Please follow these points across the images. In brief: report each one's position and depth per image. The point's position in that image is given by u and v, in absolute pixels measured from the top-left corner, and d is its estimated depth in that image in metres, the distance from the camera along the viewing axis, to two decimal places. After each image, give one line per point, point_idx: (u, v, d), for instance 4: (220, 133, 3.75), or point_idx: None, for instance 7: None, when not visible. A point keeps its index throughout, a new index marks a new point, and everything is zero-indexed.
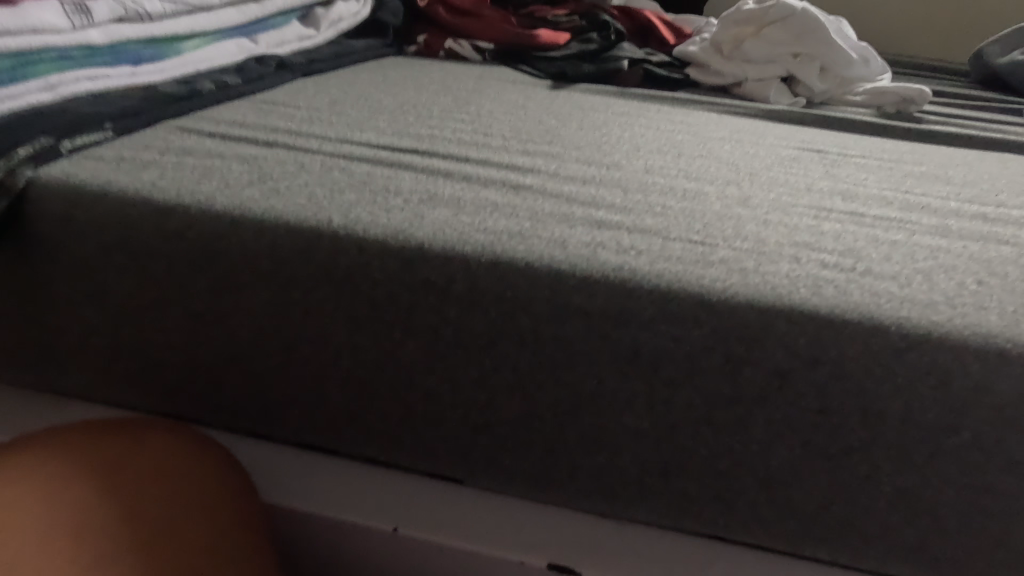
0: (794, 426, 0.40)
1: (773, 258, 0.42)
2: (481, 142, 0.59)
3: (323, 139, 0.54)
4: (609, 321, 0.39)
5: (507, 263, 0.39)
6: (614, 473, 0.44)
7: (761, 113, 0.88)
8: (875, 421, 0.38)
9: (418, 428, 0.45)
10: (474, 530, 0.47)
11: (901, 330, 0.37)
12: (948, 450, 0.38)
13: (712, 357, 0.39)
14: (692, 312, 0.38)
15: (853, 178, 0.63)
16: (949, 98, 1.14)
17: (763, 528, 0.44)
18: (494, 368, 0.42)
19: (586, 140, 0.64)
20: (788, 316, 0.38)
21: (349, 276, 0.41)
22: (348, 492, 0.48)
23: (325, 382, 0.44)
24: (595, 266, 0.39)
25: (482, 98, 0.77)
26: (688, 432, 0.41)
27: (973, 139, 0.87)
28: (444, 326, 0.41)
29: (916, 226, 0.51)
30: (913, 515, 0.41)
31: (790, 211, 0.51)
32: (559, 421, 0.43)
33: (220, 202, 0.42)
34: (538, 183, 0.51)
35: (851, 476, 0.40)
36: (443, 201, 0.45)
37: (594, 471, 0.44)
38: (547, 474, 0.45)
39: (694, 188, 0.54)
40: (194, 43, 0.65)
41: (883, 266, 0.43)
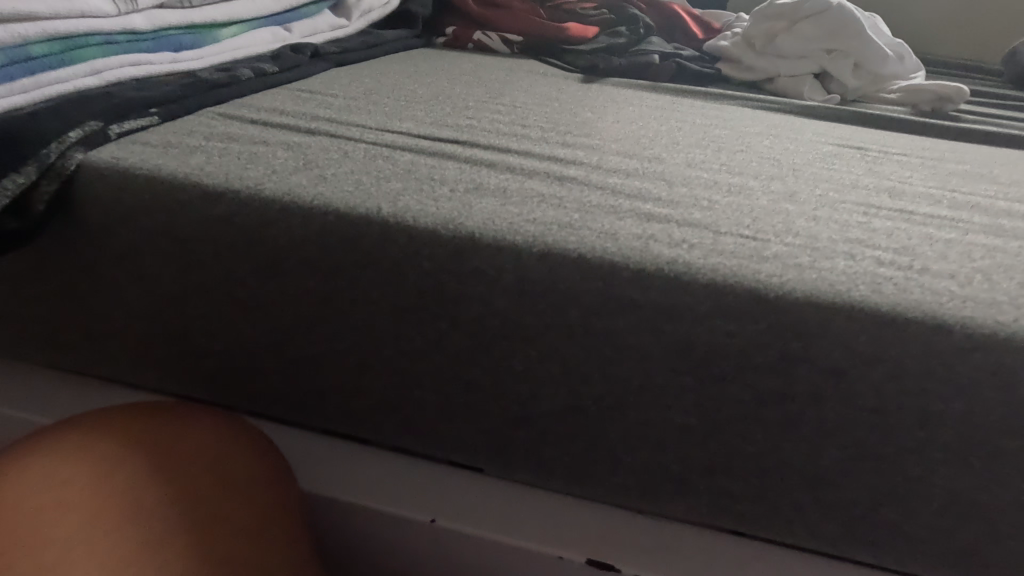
0: (848, 425, 0.39)
1: (827, 254, 0.41)
2: (520, 133, 0.59)
3: (363, 127, 0.54)
4: (662, 315, 0.38)
5: (558, 254, 0.39)
6: (658, 470, 0.43)
7: (796, 109, 0.86)
8: (933, 423, 0.38)
9: (462, 419, 0.44)
10: (513, 524, 0.47)
11: (965, 330, 0.36)
12: (1009, 454, 0.37)
13: (767, 353, 0.38)
14: (749, 306, 0.37)
15: (897, 175, 0.61)
16: (985, 97, 1.11)
17: (809, 529, 0.43)
18: (541, 361, 0.41)
19: (624, 133, 0.64)
20: (848, 313, 0.37)
21: (397, 265, 0.40)
22: (387, 483, 0.48)
23: (369, 371, 0.44)
24: (648, 258, 0.39)
25: (515, 90, 0.76)
26: (737, 430, 0.41)
27: (1014, 139, 0.85)
28: (492, 317, 0.40)
29: (968, 225, 0.50)
30: (968, 520, 0.40)
31: (838, 208, 0.50)
32: (604, 415, 0.42)
33: (267, 188, 0.42)
34: (582, 175, 0.50)
35: (905, 479, 0.40)
36: (489, 190, 0.45)
37: (636, 466, 0.44)
38: (589, 468, 0.45)
39: (738, 182, 0.53)
40: (230, 31, 0.65)
41: (940, 264, 0.42)
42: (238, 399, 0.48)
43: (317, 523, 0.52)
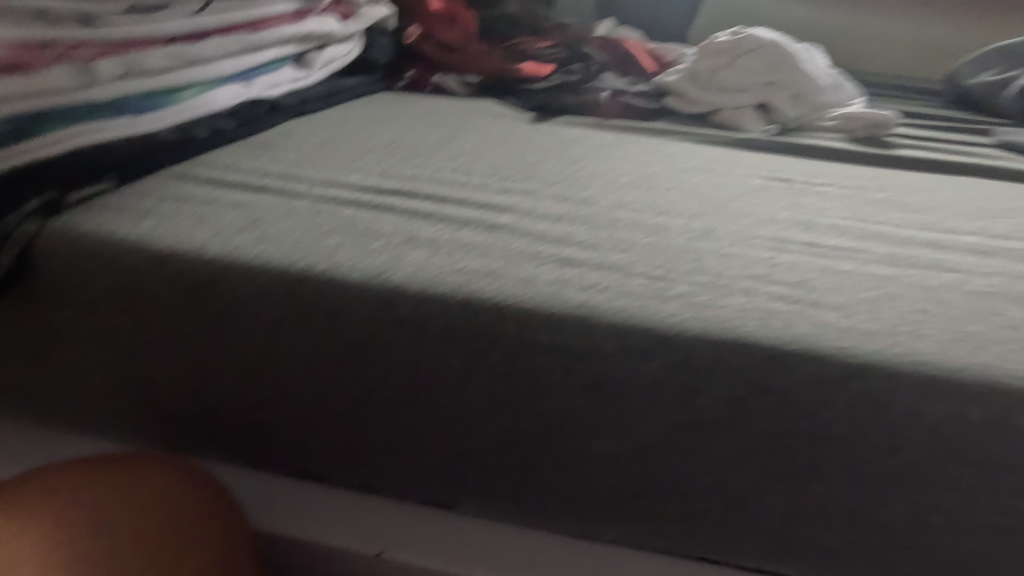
0: (750, 448, 0.43)
1: (728, 292, 0.45)
2: (462, 181, 0.63)
3: (311, 182, 0.58)
4: (574, 353, 0.42)
5: (478, 302, 0.43)
6: (591, 497, 0.46)
7: (734, 142, 0.92)
8: (823, 444, 0.41)
9: (402, 454, 0.47)
10: (462, 557, 0.49)
11: (839, 360, 0.40)
12: (891, 469, 0.41)
13: (669, 386, 0.42)
14: (649, 345, 0.41)
15: (815, 207, 0.66)
16: (917, 122, 1.18)
17: (733, 545, 0.46)
18: (471, 399, 0.45)
19: (562, 175, 0.68)
20: (736, 348, 0.41)
21: (333, 315, 0.44)
22: (338, 518, 0.51)
23: (314, 413, 0.47)
24: (559, 303, 0.43)
25: (465, 134, 0.80)
26: (654, 457, 0.44)
27: (937, 163, 0.91)
28: (423, 361, 0.44)
29: (868, 256, 0.54)
30: (866, 531, 0.43)
31: (749, 244, 0.54)
32: (533, 447, 0.45)
33: (212, 248, 0.46)
34: (512, 222, 0.54)
35: (806, 495, 0.43)
36: (422, 242, 0.48)
37: (571, 494, 0.47)
38: (529, 497, 0.47)
39: (661, 222, 0.57)
40: (192, 91, 0.69)
41: (832, 296, 0.46)
42: (193, 443, 0.51)
43: (276, 560, 0.54)
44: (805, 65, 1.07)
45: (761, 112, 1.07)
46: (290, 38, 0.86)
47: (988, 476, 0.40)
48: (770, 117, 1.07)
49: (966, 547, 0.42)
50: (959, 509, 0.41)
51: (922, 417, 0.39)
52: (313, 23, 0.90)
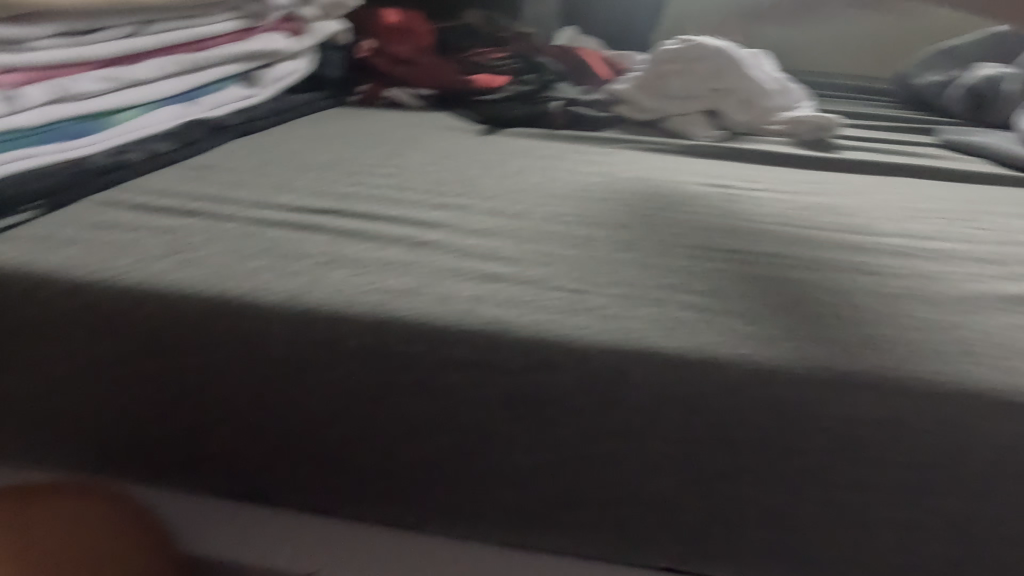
0: (665, 454, 0.44)
1: (642, 302, 0.47)
2: (398, 197, 0.63)
3: (242, 205, 0.58)
4: (486, 367, 0.43)
5: (392, 321, 0.44)
6: (521, 507, 0.47)
7: (680, 148, 0.93)
8: (731, 447, 0.43)
9: (331, 473, 0.48)
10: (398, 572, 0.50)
11: (739, 365, 0.42)
12: (797, 470, 0.43)
13: (580, 396, 0.43)
14: (558, 358, 0.43)
15: (747, 212, 0.67)
16: (863, 125, 1.22)
17: (662, 550, 0.47)
18: (392, 417, 0.46)
19: (501, 188, 0.68)
20: (642, 357, 0.42)
21: (251, 337, 0.45)
22: (273, 540, 0.51)
23: (240, 435, 0.47)
24: (472, 320, 0.44)
25: (411, 148, 0.81)
26: (576, 466, 0.45)
27: (877, 163, 0.93)
28: (342, 381, 0.45)
29: (790, 261, 0.56)
30: (783, 531, 0.44)
31: (673, 252, 0.56)
32: (458, 461, 0.46)
33: (131, 276, 0.47)
34: (441, 237, 0.55)
35: (723, 498, 0.44)
36: (345, 261, 0.49)
37: (501, 505, 0.47)
38: (461, 510, 0.48)
39: (590, 234, 0.58)
40: (129, 113, 0.70)
41: (746, 303, 0.48)
42: (125, 469, 0.51)
43: None
44: (752, 69, 1.09)
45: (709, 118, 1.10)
46: (235, 57, 0.85)
47: (889, 473, 0.42)
48: (719, 122, 1.09)
49: (877, 542, 0.44)
50: (866, 506, 0.43)
51: (819, 417, 0.41)
52: (260, 41, 0.89)
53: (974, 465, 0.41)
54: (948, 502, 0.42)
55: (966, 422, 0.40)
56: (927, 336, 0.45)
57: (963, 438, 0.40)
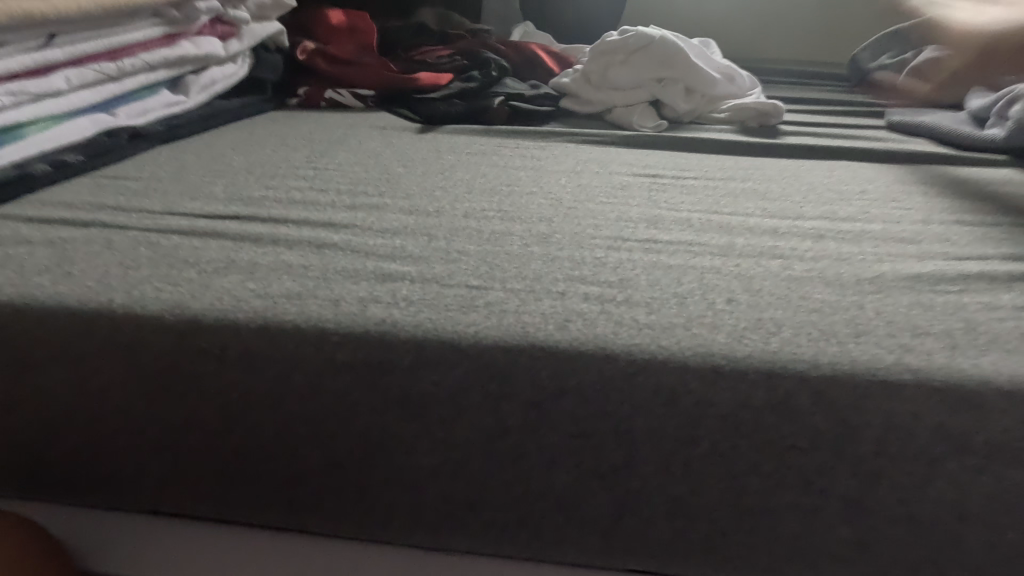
0: (564, 450, 0.43)
1: (539, 296, 0.46)
2: (311, 200, 0.62)
3: (144, 213, 0.57)
4: (373, 370, 0.42)
5: (277, 326, 0.43)
6: (426, 510, 0.46)
7: (619, 139, 0.92)
8: (628, 440, 0.42)
9: (232, 484, 0.47)
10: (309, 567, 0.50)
11: (630, 356, 0.41)
12: (697, 459, 0.42)
13: (471, 394, 0.42)
14: (446, 355, 0.41)
15: (672, 202, 0.67)
16: (811, 110, 1.22)
17: (573, 547, 0.46)
18: (285, 424, 0.44)
19: (421, 186, 0.67)
20: (531, 353, 0.41)
21: (133, 349, 0.44)
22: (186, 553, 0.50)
23: (136, 449, 0.46)
24: (360, 322, 0.43)
25: (339, 149, 0.80)
26: (476, 466, 0.44)
27: (816, 148, 0.93)
28: (229, 390, 0.44)
29: (703, 248, 0.55)
30: (689, 521, 0.44)
31: (585, 244, 0.55)
32: (358, 466, 0.45)
33: (9, 292, 0.45)
34: (346, 239, 0.53)
35: (628, 491, 0.43)
36: (238, 268, 0.48)
37: (407, 508, 0.46)
38: (368, 516, 0.47)
39: (503, 229, 0.57)
40: (40, 125, 0.68)
41: (646, 292, 0.47)
42: (29, 486, 0.50)
43: None
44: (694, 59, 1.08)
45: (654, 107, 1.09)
46: (159, 64, 0.83)
47: (787, 458, 0.41)
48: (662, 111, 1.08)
49: (783, 528, 0.43)
50: (767, 492, 0.42)
51: (713, 406, 0.40)
52: (187, 47, 0.87)
53: (869, 447, 0.40)
54: (847, 486, 0.41)
55: (859, 405, 0.39)
56: (826, 319, 0.44)
57: (856, 420, 0.40)
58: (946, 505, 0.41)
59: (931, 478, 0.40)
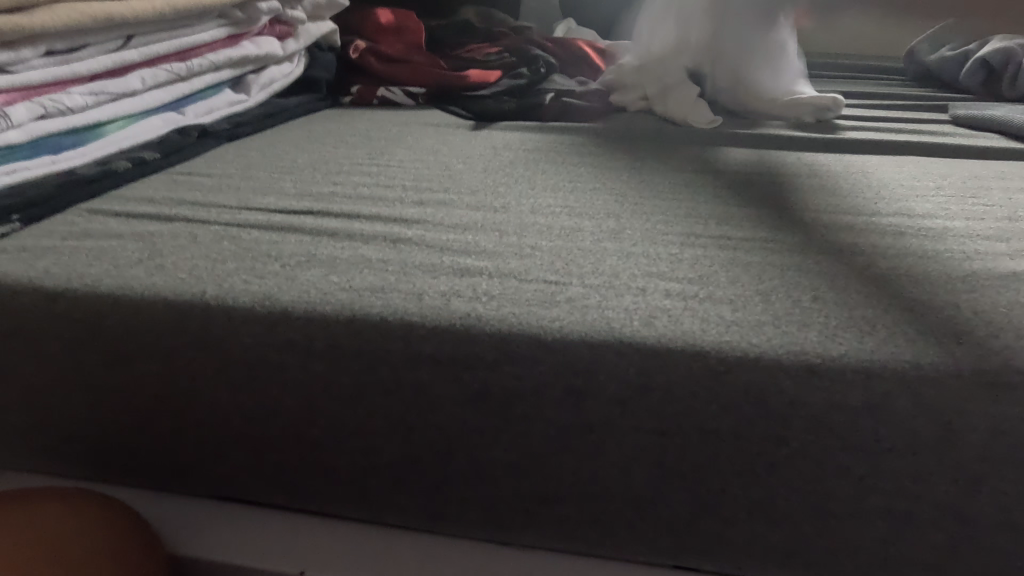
0: (647, 447, 0.42)
1: (619, 292, 0.45)
2: (379, 196, 0.62)
3: (222, 209, 0.58)
4: (456, 364, 0.42)
5: (362, 319, 0.43)
6: (503, 503, 0.47)
7: (675, 134, 0.91)
8: (713, 440, 0.41)
9: (314, 472, 0.48)
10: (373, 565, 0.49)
11: (720, 353, 0.40)
12: (784, 461, 0.41)
13: (553, 390, 0.42)
14: (530, 351, 0.41)
15: (740, 197, 0.65)
16: (868, 105, 1.19)
17: (648, 544, 0.46)
18: (367, 416, 0.45)
19: (484, 182, 0.67)
20: (617, 349, 0.41)
21: (222, 340, 0.45)
22: (266, 538, 0.51)
23: (223, 437, 0.48)
24: (444, 316, 0.43)
25: (398, 146, 0.80)
26: (555, 461, 0.44)
27: (881, 143, 0.90)
28: (313, 381, 0.45)
29: (780, 244, 0.54)
30: (771, 522, 0.43)
31: (657, 240, 0.54)
32: (438, 457, 0.46)
33: (106, 283, 0.47)
34: (419, 235, 0.54)
35: (710, 489, 0.43)
36: (319, 262, 0.49)
37: (483, 501, 0.47)
38: (444, 507, 0.48)
39: (572, 225, 0.57)
40: (117, 124, 0.71)
41: (728, 289, 0.46)
42: (119, 469, 0.52)
43: None
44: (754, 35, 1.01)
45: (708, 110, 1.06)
46: (223, 64, 0.85)
47: (882, 460, 0.40)
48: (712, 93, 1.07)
49: (870, 532, 0.42)
50: (856, 495, 0.41)
51: (806, 406, 0.39)
52: (248, 46, 0.90)
53: (971, 451, 0.39)
54: (945, 490, 0.40)
55: (964, 408, 0.38)
56: (921, 318, 0.43)
57: (959, 422, 0.38)
58: None
59: None
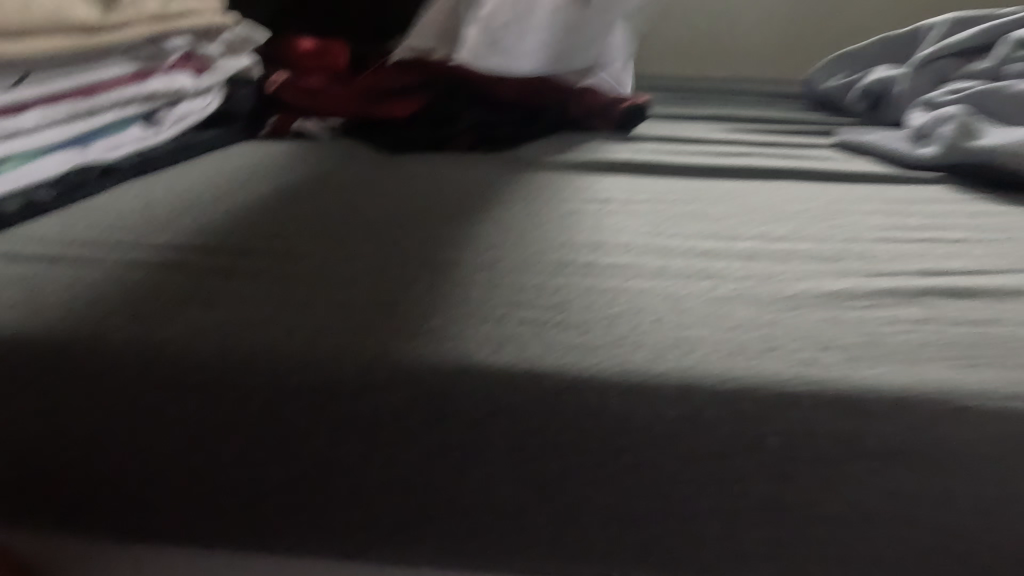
0: (504, 463, 0.46)
1: (478, 321, 0.50)
2: (274, 231, 0.65)
3: (113, 248, 0.60)
4: (322, 395, 0.45)
5: (233, 355, 0.46)
6: (381, 526, 0.49)
7: (578, 163, 0.96)
8: (560, 453, 0.46)
9: (197, 504, 0.50)
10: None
11: (557, 375, 0.45)
12: (624, 469, 0.46)
13: (413, 414, 0.45)
14: (389, 380, 0.45)
15: (617, 226, 0.71)
16: (765, 133, 1.29)
17: (518, 556, 0.49)
18: (243, 447, 0.47)
19: (381, 215, 0.71)
20: (468, 374, 0.45)
21: (99, 378, 0.47)
22: (159, 566, 0.54)
23: (105, 472, 0.49)
24: (311, 350, 0.46)
25: (305, 179, 0.83)
26: (423, 481, 0.47)
27: (763, 170, 0.98)
28: (188, 414, 0.47)
29: (639, 271, 0.60)
30: (623, 526, 0.47)
31: (531, 270, 0.59)
32: (316, 483, 0.48)
33: None
34: (304, 270, 0.57)
35: (566, 500, 0.47)
36: (200, 299, 0.51)
37: (361, 525, 0.49)
38: (325, 533, 0.50)
39: (454, 257, 0.61)
40: (10, 163, 0.71)
41: (579, 314, 0.51)
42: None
43: None
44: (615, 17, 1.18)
45: (618, 147, 1.10)
46: (130, 101, 0.86)
47: (703, 464, 0.45)
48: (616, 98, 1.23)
49: (708, 529, 0.47)
50: (691, 496, 0.46)
51: (631, 419, 0.45)
52: (159, 83, 0.91)
53: (775, 453, 0.44)
54: (762, 486, 0.45)
55: (764, 415, 0.44)
56: (741, 336, 0.49)
57: (762, 427, 0.44)
58: (848, 502, 0.45)
59: (832, 478, 0.45)
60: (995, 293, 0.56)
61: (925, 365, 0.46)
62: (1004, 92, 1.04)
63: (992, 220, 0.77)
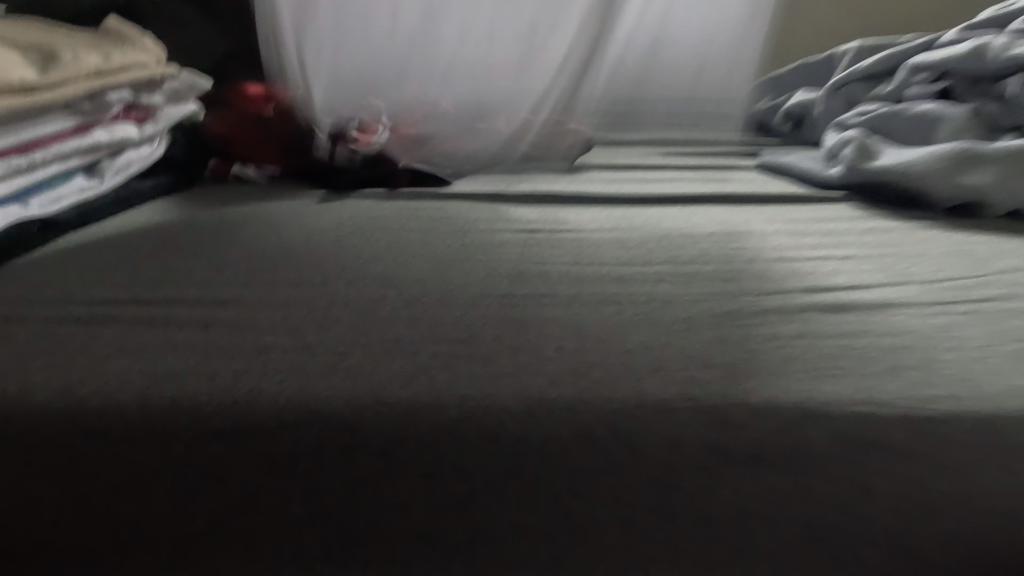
0: (415, 488, 0.50)
1: (392, 357, 0.53)
2: (204, 278, 0.68)
3: (46, 303, 0.62)
4: (239, 437, 0.49)
5: (153, 404, 0.49)
6: (307, 553, 0.52)
7: (515, 195, 1.01)
8: (467, 477, 0.49)
9: (128, 545, 0.52)
10: None
11: (458, 406, 0.49)
12: (527, 488, 0.50)
13: (328, 450, 0.49)
14: (303, 419, 0.48)
15: (537, 258, 0.75)
16: (698, 156, 1.37)
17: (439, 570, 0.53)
18: (170, 488, 0.50)
19: (313, 257, 0.74)
20: (374, 409, 0.49)
21: (25, 433, 0.50)
22: None
23: (38, 520, 0.52)
24: (229, 395, 0.49)
25: (244, 223, 0.86)
26: (343, 510, 0.50)
27: (691, 195, 1.04)
28: (115, 461, 0.50)
29: (552, 299, 0.64)
30: (531, 539, 0.51)
31: (447, 304, 0.63)
32: (240, 518, 0.51)
33: None
34: (231, 316, 0.60)
35: (478, 520, 0.51)
36: (127, 350, 0.54)
37: (290, 553, 0.52)
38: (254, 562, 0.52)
39: (378, 294, 0.64)
40: None
41: (488, 346, 0.55)
42: None
43: None
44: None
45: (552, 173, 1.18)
46: (72, 153, 0.88)
47: (596, 478, 0.49)
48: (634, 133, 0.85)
49: (608, 536, 0.51)
50: (590, 509, 0.50)
51: (526, 442, 0.48)
52: (101, 134, 0.93)
53: (661, 465, 0.49)
54: (653, 496, 0.50)
55: (645, 432, 0.48)
56: (631, 358, 0.53)
57: (644, 440, 0.48)
58: (730, 506, 0.50)
59: (711, 483, 0.49)
60: (866, 306, 0.63)
61: (791, 379, 0.51)
62: (910, 113, 1.14)
63: (880, 236, 0.84)
